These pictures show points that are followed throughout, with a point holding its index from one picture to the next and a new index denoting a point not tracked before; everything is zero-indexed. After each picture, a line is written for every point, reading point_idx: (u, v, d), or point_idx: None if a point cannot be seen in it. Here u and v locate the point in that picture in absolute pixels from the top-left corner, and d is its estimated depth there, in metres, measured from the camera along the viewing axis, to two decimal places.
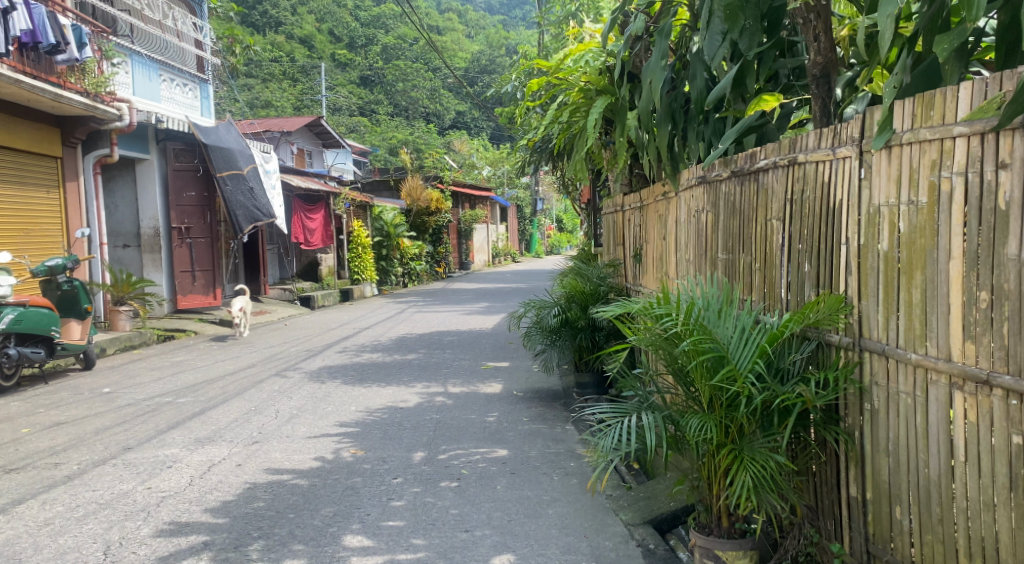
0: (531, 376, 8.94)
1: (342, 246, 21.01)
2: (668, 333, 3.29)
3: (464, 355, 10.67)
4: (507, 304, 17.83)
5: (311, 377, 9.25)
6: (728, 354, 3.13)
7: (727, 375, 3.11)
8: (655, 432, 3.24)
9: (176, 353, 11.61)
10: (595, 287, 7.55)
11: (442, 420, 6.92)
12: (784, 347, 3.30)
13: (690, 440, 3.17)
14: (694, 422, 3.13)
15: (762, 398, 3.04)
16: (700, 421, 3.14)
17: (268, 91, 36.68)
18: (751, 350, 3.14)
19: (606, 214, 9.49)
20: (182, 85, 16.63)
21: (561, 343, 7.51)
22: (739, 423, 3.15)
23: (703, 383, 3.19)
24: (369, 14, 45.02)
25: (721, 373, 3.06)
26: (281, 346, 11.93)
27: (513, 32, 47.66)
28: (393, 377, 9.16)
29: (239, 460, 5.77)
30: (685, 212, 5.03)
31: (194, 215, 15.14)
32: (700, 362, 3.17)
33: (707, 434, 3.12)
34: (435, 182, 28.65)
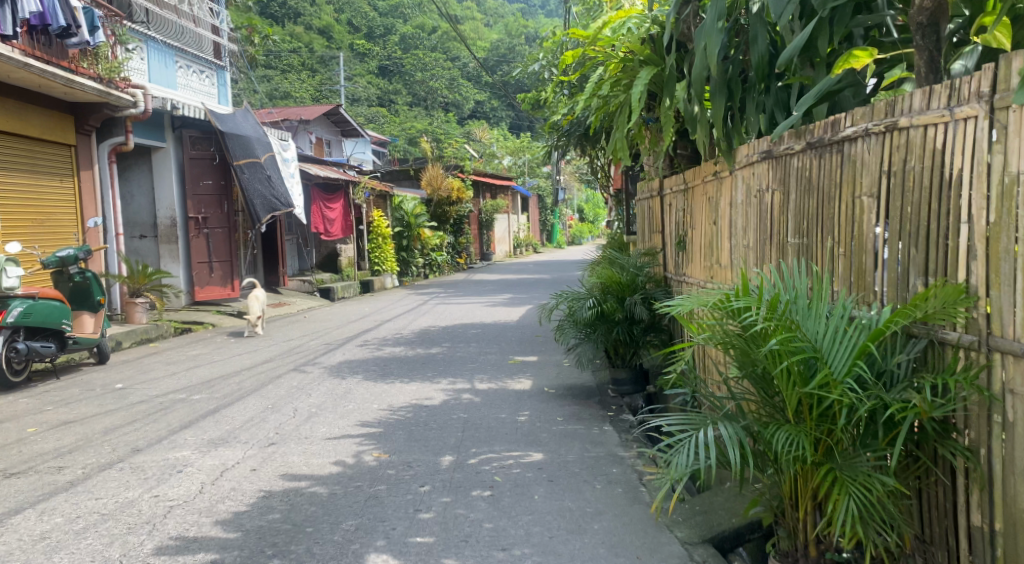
0: (562, 371, 8.48)
1: (362, 236, 20.64)
2: (753, 328, 2.89)
3: (490, 348, 10.23)
4: (531, 295, 17.39)
5: (331, 372, 8.83)
6: (824, 356, 2.76)
7: (822, 382, 2.73)
8: (735, 446, 2.87)
9: (193, 346, 11.25)
10: (632, 277, 7.06)
11: (471, 420, 6.47)
12: (886, 346, 2.86)
13: (779, 455, 2.81)
14: (784, 436, 2.76)
15: (866, 407, 2.64)
16: (788, 435, 2.78)
17: (288, 82, 36.36)
18: (849, 349, 2.74)
19: (641, 199, 8.99)
20: (199, 72, 16.26)
21: (596, 337, 7.05)
22: (836, 436, 2.79)
23: (795, 390, 2.81)
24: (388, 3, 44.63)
25: (817, 379, 2.66)
26: (300, 340, 11.54)
27: (533, 21, 47.09)
28: (417, 373, 8.73)
29: (254, 464, 5.35)
30: (743, 198, 4.57)
31: (211, 204, 14.80)
32: (791, 364, 2.79)
33: (799, 449, 2.76)
34: (455, 171, 28.22)
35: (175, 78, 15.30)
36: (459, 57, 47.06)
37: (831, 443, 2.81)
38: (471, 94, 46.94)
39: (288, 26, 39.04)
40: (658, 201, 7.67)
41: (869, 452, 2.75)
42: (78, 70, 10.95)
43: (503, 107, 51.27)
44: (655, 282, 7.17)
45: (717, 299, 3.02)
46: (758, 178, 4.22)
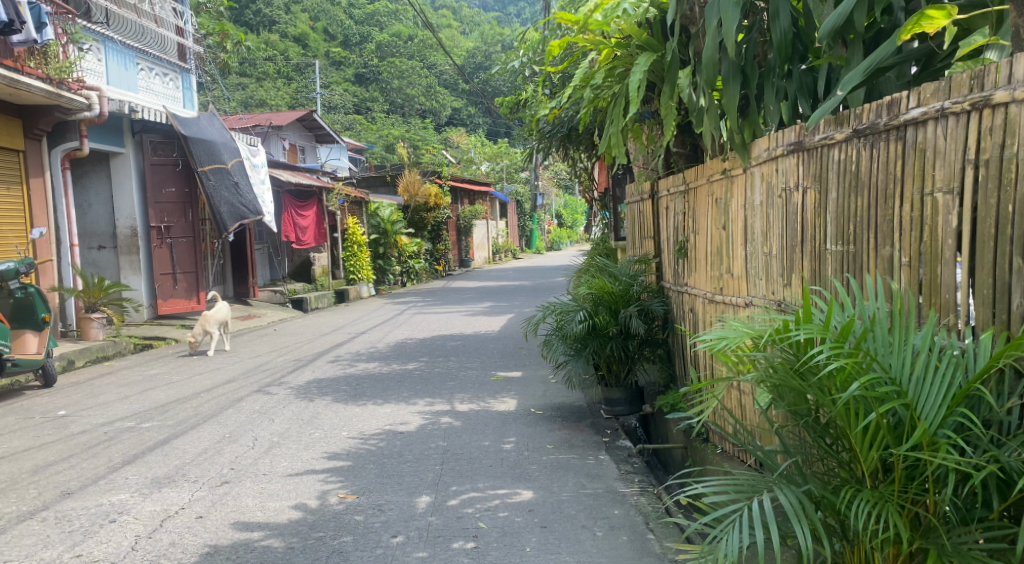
0: (549, 389, 7.82)
1: (337, 244, 19.90)
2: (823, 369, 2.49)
3: (470, 364, 9.55)
4: (513, 303, 16.75)
5: (298, 394, 8.11)
6: (916, 410, 2.35)
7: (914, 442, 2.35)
8: (806, 525, 2.53)
9: (152, 365, 10.48)
10: (626, 287, 6.42)
11: (451, 449, 5.80)
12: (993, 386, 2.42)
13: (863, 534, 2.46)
14: (868, 514, 2.40)
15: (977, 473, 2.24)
16: (869, 506, 2.45)
17: (262, 89, 35.53)
18: (945, 399, 2.34)
19: (632, 202, 8.36)
20: (162, 74, 15.48)
21: (588, 353, 6.38)
22: (931, 507, 2.43)
23: (882, 452, 2.44)
24: (363, 11, 44.09)
25: (914, 442, 2.28)
26: (267, 356, 10.80)
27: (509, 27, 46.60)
28: (391, 392, 8.03)
29: (200, 509, 4.64)
30: (762, 225, 3.95)
31: (173, 213, 14.03)
32: (880, 418, 2.40)
33: (890, 528, 2.41)
34: (433, 177, 27.53)
35: (136, 81, 14.52)
36: (435, 63, 46.44)
37: (920, 512, 2.46)
38: (448, 101, 46.29)
39: (262, 33, 38.29)
40: (653, 204, 7.05)
41: (976, 523, 2.39)
42: (23, 69, 10.20)
43: (481, 112, 50.63)
44: (652, 291, 6.53)
45: (770, 334, 2.65)
46: (785, 171, 3.58)
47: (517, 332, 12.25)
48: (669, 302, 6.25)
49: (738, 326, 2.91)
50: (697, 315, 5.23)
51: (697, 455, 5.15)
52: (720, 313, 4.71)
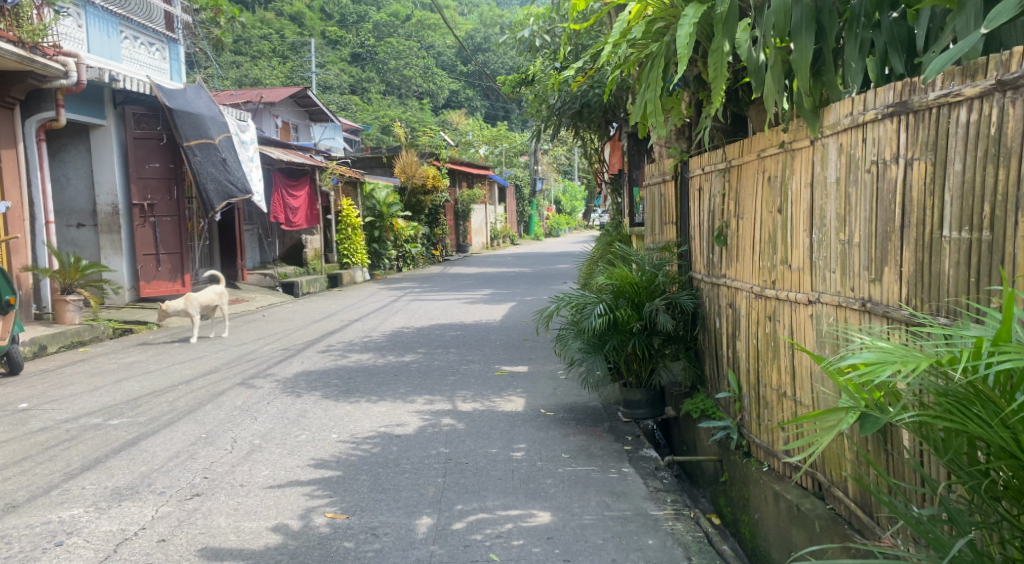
0: (559, 387, 7.17)
1: (331, 226, 19.20)
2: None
3: (471, 357, 8.89)
4: (513, 291, 16.09)
5: (284, 388, 7.44)
6: None
7: None
8: None
9: (131, 352, 9.78)
10: (650, 278, 5.79)
11: (453, 457, 5.15)
12: None
13: None
14: None
15: None
16: None
17: (257, 68, 34.63)
18: None
19: (650, 183, 7.70)
20: (147, 44, 14.71)
21: (607, 351, 5.74)
22: None
23: None
24: None
25: None
26: (254, 344, 10.12)
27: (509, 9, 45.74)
28: (386, 388, 7.37)
29: (163, 530, 3.98)
30: (838, 211, 3.30)
31: (158, 190, 13.26)
32: None
33: None
34: (430, 159, 26.78)
35: (119, 50, 13.77)
36: (433, 45, 45.59)
37: None
38: (447, 83, 45.40)
39: (257, 12, 37.48)
40: (682, 186, 6.39)
41: None
42: None
43: (479, 95, 49.77)
44: (677, 284, 5.91)
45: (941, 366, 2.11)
46: (880, 141, 2.91)
47: (519, 322, 11.60)
48: (698, 296, 5.62)
49: (880, 357, 2.27)
50: (738, 310, 4.60)
51: (736, 471, 4.53)
52: (772, 310, 4.09)
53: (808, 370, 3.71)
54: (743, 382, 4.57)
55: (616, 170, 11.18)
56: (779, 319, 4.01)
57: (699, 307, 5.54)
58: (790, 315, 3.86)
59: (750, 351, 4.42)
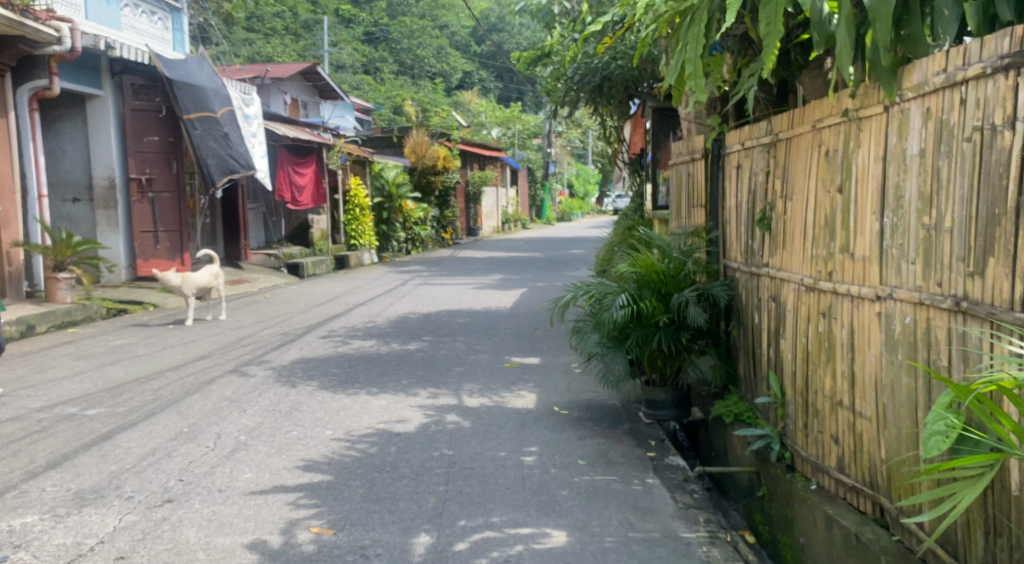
0: (573, 382, 6.65)
1: (338, 206, 18.70)
2: None
3: (480, 346, 8.36)
4: (524, 276, 15.57)
5: (279, 377, 6.93)
6: None
7: None
8: None
9: (123, 333, 9.29)
10: (678, 266, 5.30)
11: (458, 460, 4.64)
12: None
13: None
14: None
15: None
16: None
17: (269, 46, 33.99)
18: None
19: (677, 163, 7.17)
20: (149, 13, 14.19)
21: (631, 347, 5.20)
22: None
23: None
24: None
25: None
26: (252, 328, 9.62)
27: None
28: (388, 379, 6.85)
29: (124, 546, 3.48)
30: (919, 188, 2.75)
31: (156, 164, 12.78)
32: None
33: None
34: (442, 140, 26.22)
35: (119, 18, 13.25)
36: (446, 26, 45.15)
37: None
38: (460, 64, 44.71)
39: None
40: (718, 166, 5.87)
41: None
42: None
43: (493, 78, 49.06)
44: (708, 274, 5.38)
45: None
46: (985, 101, 2.40)
47: (531, 310, 11.07)
48: (733, 287, 5.09)
49: None
50: (785, 305, 4.07)
51: (775, 486, 4.00)
52: (827, 305, 3.55)
53: (871, 376, 3.17)
54: (787, 387, 4.05)
55: (639, 150, 10.66)
56: (837, 316, 3.47)
57: (734, 300, 5.01)
58: (851, 312, 3.32)
59: (798, 351, 3.89)
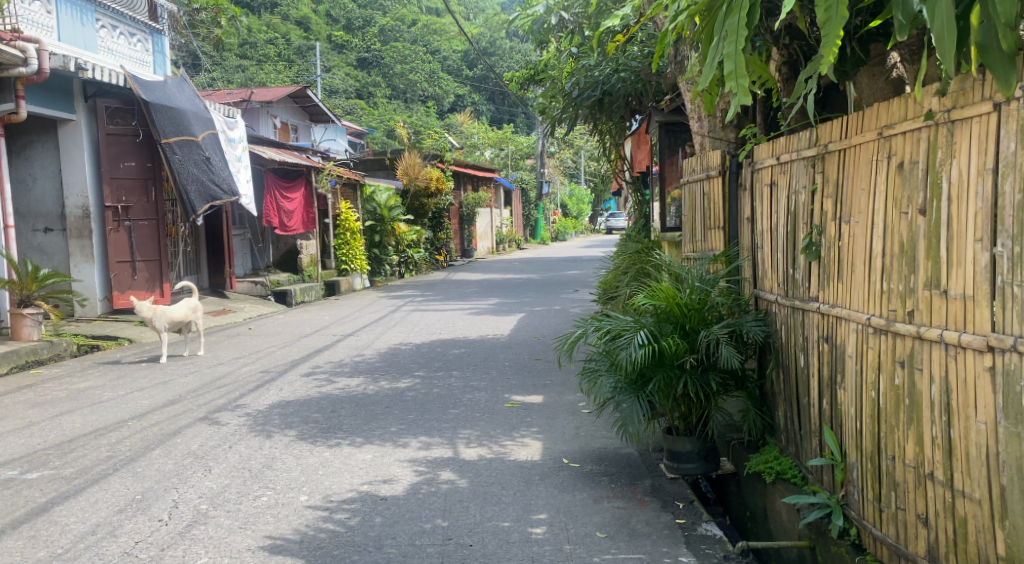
0: (582, 427, 5.95)
1: (327, 231, 18.02)
2: None
3: (477, 383, 7.66)
4: (522, 300, 14.88)
5: (253, 425, 6.21)
6: None
7: None
8: None
9: (90, 373, 8.56)
10: (701, 298, 4.64)
11: (453, 536, 3.93)
12: None
13: None
14: None
15: None
16: None
17: (262, 72, 33.37)
18: None
19: (690, 181, 6.53)
20: (128, 34, 13.58)
21: (651, 392, 4.53)
22: None
23: None
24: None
25: None
26: (231, 366, 8.90)
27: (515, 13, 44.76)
28: (375, 425, 6.13)
29: None
30: None
31: (133, 191, 12.12)
32: None
33: None
34: (435, 161, 25.61)
35: (94, 39, 12.63)
36: (439, 50, 44.62)
37: None
38: (453, 87, 44.29)
39: (264, 17, 36.25)
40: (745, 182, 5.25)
41: None
42: None
43: (486, 99, 48.66)
44: (738, 307, 4.72)
45: None
46: None
47: (530, 339, 10.37)
48: (767, 322, 4.41)
49: None
50: (841, 346, 3.43)
51: None
52: (907, 351, 2.89)
53: (976, 446, 2.54)
54: (848, 446, 3.37)
55: (643, 168, 9.77)
56: (920, 365, 2.81)
57: (771, 338, 4.35)
58: (943, 364, 2.69)
59: (863, 405, 3.22)
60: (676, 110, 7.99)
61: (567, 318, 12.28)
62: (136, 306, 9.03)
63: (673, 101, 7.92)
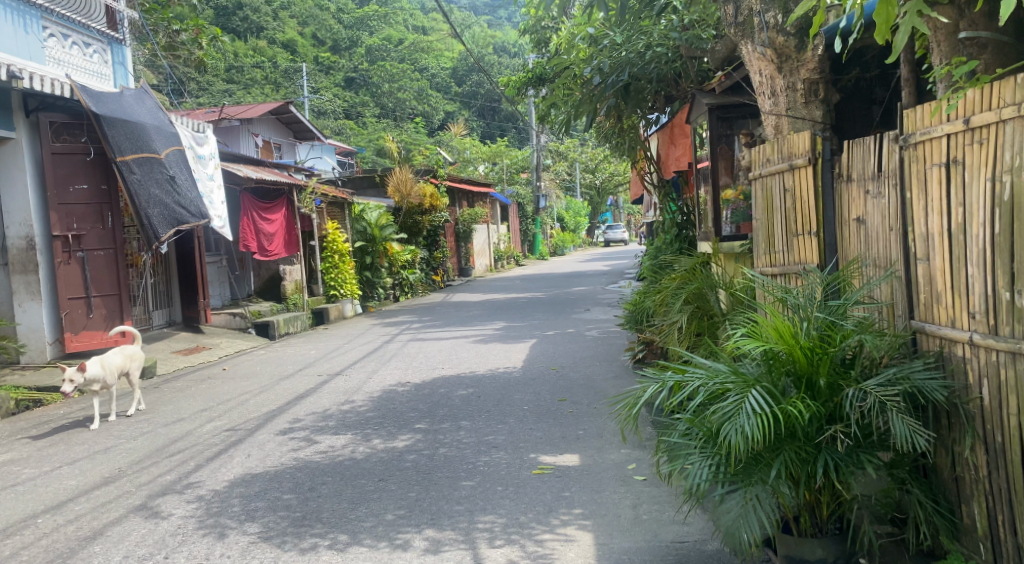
0: (640, 508, 4.47)
1: (314, 254, 16.52)
2: None
3: (492, 438, 6.13)
4: (530, 322, 13.37)
5: (204, 517, 4.64)
6: None
7: None
8: None
9: (18, 440, 6.95)
10: (827, 338, 3.25)
11: None
12: None
13: None
14: None
15: None
16: None
17: (250, 96, 31.69)
18: None
19: (761, 175, 5.03)
20: (82, 44, 11.97)
21: (771, 480, 3.07)
22: None
23: None
24: (353, 16, 41.00)
25: None
26: (192, 422, 7.31)
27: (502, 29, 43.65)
28: (365, 512, 4.61)
29: None
30: None
31: (86, 217, 10.50)
32: None
33: None
34: (427, 177, 24.14)
35: (40, 50, 11.04)
36: (427, 68, 43.09)
37: None
38: (442, 105, 42.62)
39: (249, 39, 34.64)
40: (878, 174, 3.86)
41: None
42: None
43: (476, 116, 47.30)
44: (893, 348, 3.22)
45: None
46: None
47: (548, 372, 8.83)
48: (942, 369, 3.06)
49: None
50: None
51: None
52: None
53: None
54: None
55: (688, 165, 7.93)
56: None
57: (959, 401, 2.96)
58: None
59: None
60: (732, 88, 6.61)
61: (585, 343, 10.75)
62: (64, 390, 7.08)
63: (724, 79, 6.62)
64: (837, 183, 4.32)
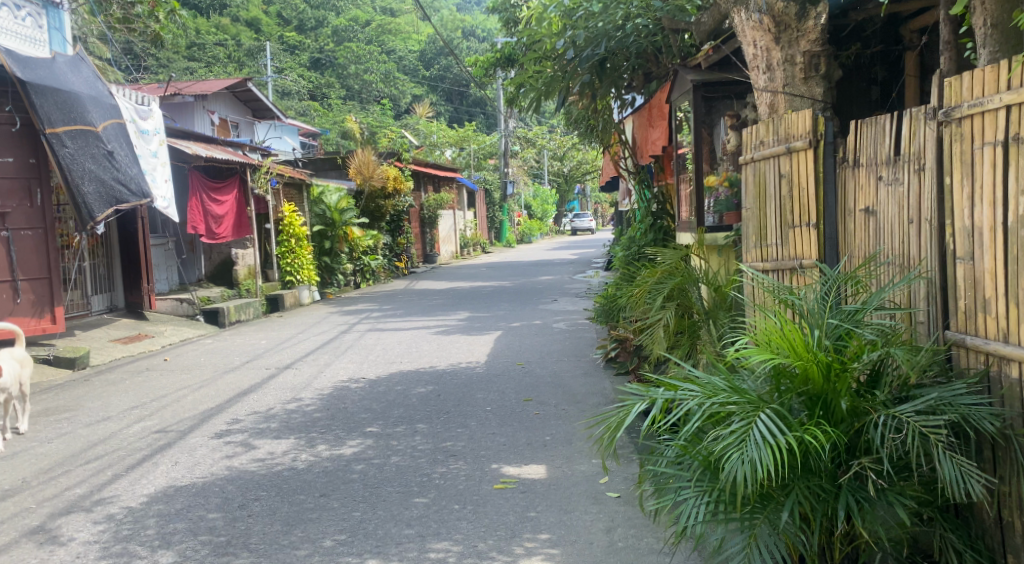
0: (614, 533, 3.94)
1: (269, 237, 15.75)
2: None
3: (450, 445, 5.55)
4: (496, 313, 12.80)
5: (110, 542, 4.01)
6: None
7: None
8: None
9: None
10: (845, 350, 2.81)
11: None
12: None
13: None
14: None
15: None
16: None
17: (211, 74, 30.57)
18: None
19: (750, 165, 4.46)
20: (15, 7, 10.92)
21: (781, 520, 2.59)
22: None
23: None
24: None
25: None
26: (119, 422, 6.63)
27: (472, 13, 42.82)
28: (297, 538, 4.01)
29: None
30: None
31: (12, 194, 9.64)
32: None
33: None
34: (392, 160, 23.39)
35: None
36: (395, 50, 42.13)
37: None
38: (410, 88, 41.73)
39: (212, 16, 33.48)
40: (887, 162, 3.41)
41: None
42: None
43: (444, 101, 46.44)
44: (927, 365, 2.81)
45: None
46: None
47: (514, 367, 8.27)
48: (992, 396, 2.70)
49: None
50: None
51: None
52: None
53: None
54: None
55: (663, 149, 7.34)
56: None
57: (1012, 431, 2.60)
58: None
59: None
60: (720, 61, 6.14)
61: (553, 336, 10.20)
62: None
63: (712, 53, 6.15)
64: (840, 168, 3.79)
